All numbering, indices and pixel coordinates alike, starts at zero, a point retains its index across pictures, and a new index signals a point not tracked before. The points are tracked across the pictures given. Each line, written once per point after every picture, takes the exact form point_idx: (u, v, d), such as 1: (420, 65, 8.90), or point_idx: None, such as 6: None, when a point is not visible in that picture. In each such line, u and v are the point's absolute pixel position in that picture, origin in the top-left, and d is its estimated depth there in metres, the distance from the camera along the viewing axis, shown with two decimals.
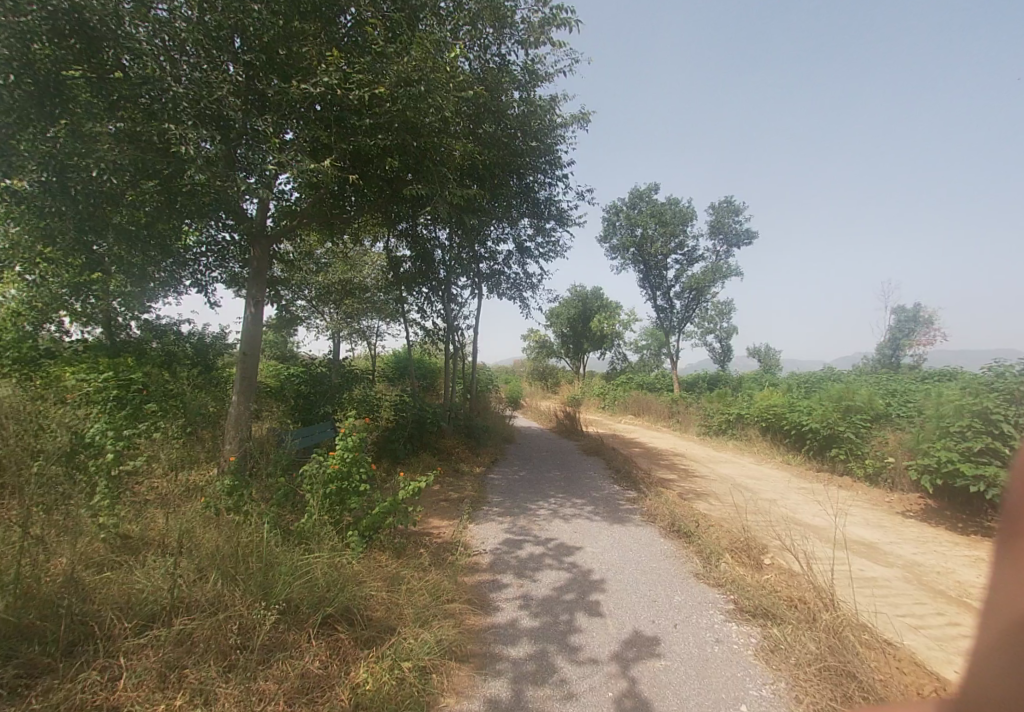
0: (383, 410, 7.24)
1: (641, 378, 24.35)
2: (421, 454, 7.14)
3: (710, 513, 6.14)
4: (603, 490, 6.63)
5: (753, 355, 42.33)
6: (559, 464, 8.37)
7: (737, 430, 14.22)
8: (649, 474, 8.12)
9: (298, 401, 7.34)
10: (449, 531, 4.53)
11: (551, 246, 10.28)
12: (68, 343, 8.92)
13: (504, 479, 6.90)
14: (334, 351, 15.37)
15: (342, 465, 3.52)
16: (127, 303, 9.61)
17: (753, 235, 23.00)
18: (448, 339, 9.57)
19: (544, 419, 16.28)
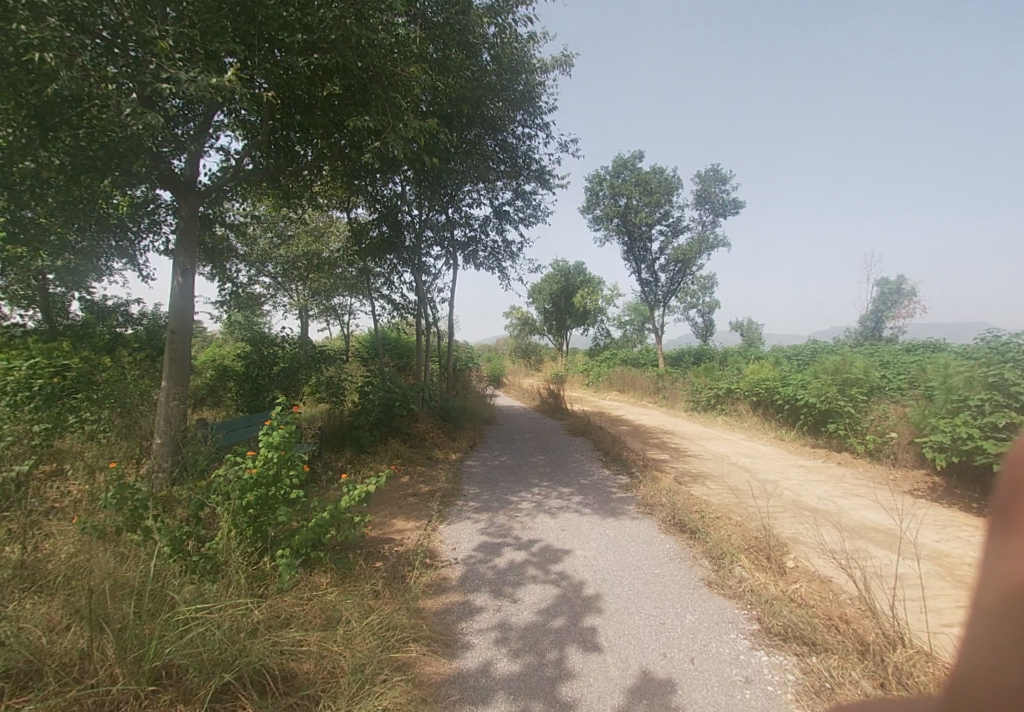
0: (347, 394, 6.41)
1: (626, 353, 23.90)
2: (391, 440, 6.36)
3: (713, 500, 5.58)
4: (594, 477, 6.01)
5: (736, 328, 42.47)
6: (544, 447, 7.74)
7: (725, 405, 13.86)
8: (641, 455, 7.55)
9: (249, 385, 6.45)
10: (414, 536, 3.81)
11: (532, 211, 9.42)
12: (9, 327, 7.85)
13: (484, 467, 6.21)
14: (303, 330, 14.36)
15: (265, 467, 2.70)
16: (70, 282, 8.47)
17: (740, 206, 22.40)
18: (420, 312, 8.70)
19: (527, 397, 15.69)
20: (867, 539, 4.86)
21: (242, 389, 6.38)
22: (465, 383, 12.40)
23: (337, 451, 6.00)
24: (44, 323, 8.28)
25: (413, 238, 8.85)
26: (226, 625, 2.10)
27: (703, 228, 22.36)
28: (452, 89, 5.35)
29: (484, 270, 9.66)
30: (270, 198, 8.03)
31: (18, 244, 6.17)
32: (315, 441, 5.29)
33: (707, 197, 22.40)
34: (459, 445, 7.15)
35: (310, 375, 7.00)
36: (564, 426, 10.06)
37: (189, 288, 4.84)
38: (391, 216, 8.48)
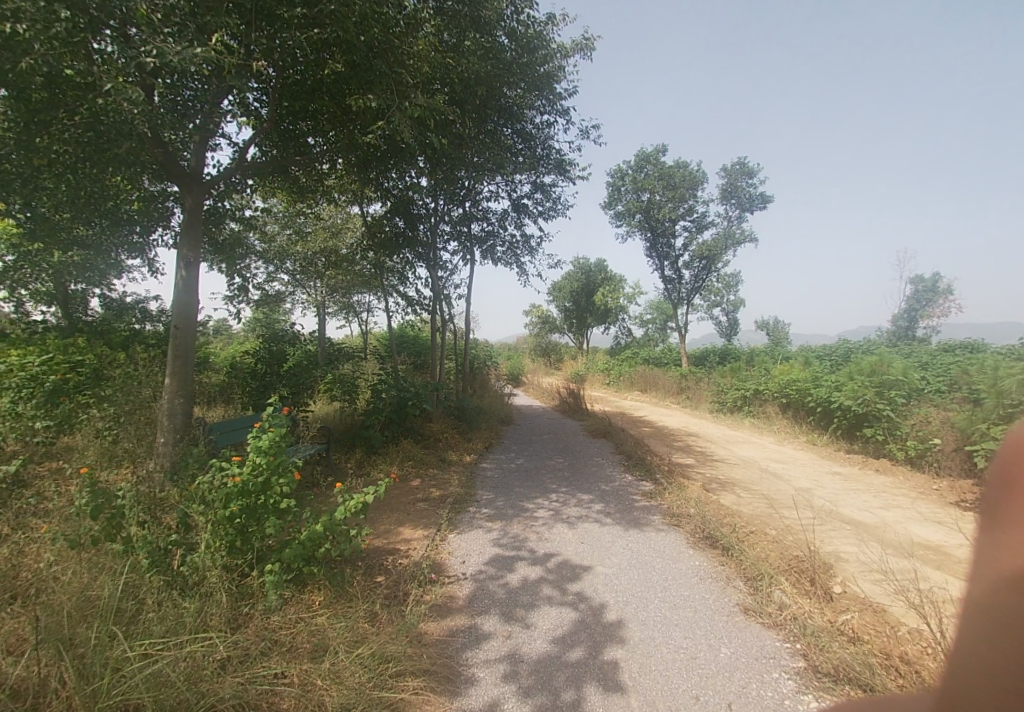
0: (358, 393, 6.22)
1: (648, 352, 23.29)
2: (402, 441, 6.09)
3: (745, 511, 5.15)
4: (615, 483, 5.65)
5: (761, 327, 41.20)
6: (562, 449, 7.40)
7: (752, 407, 13.25)
8: (665, 460, 7.14)
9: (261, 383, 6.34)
10: (421, 547, 3.55)
11: (552, 204, 9.10)
12: (34, 323, 7.97)
13: (499, 470, 5.91)
14: (322, 327, 14.37)
15: (251, 477, 2.51)
16: (93, 279, 8.56)
17: (768, 199, 21.56)
18: (435, 308, 8.44)
19: (546, 397, 15.33)
20: (919, 558, 4.39)
21: (249, 385, 6.17)
22: (481, 382, 12.13)
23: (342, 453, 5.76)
24: (66, 320, 8.33)
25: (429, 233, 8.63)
26: (188, 665, 1.92)
27: (729, 223, 21.60)
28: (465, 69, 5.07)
29: (502, 265, 9.36)
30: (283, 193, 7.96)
31: (37, 240, 6.20)
32: (321, 440, 5.10)
33: (733, 190, 21.62)
34: (474, 446, 6.86)
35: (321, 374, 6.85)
36: (584, 428, 9.68)
37: (193, 282, 4.75)
38: (405, 210, 8.27)
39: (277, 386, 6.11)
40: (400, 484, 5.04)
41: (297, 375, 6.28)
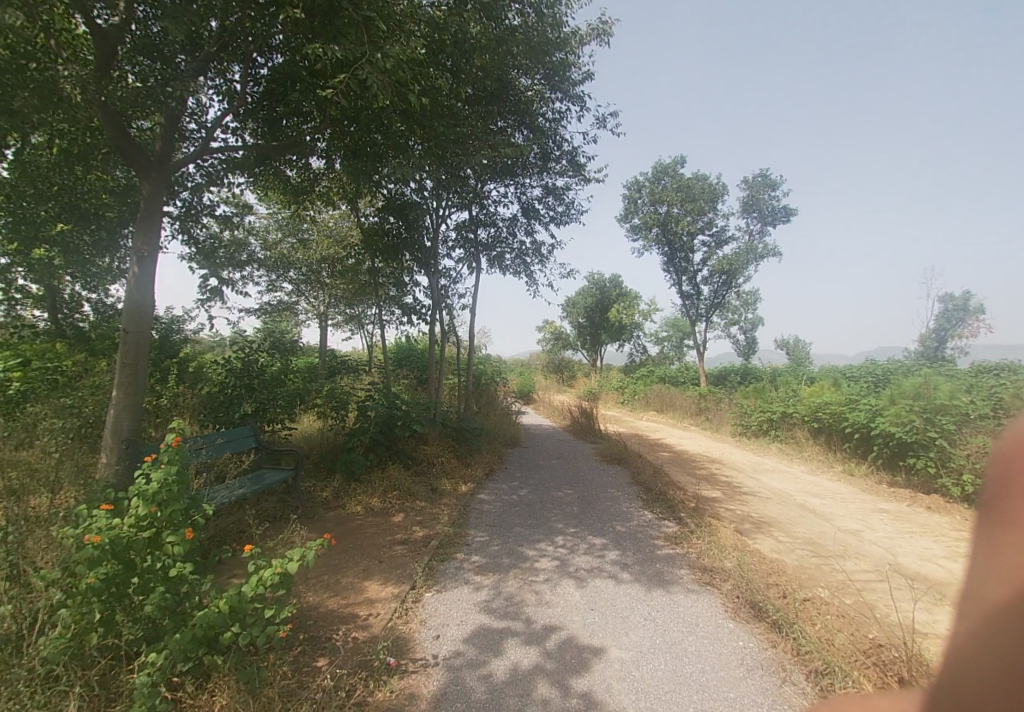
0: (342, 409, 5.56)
1: (664, 370, 22.36)
2: (389, 467, 5.34)
3: (791, 565, 4.27)
4: (633, 524, 4.81)
5: (780, 345, 39.98)
6: (572, 477, 6.58)
7: (780, 431, 12.22)
8: (688, 493, 6.28)
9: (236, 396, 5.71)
10: (386, 614, 2.81)
11: (564, 209, 8.48)
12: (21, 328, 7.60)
13: (498, 503, 5.12)
14: (326, 338, 13.90)
15: (126, 532, 1.90)
16: (87, 284, 8.22)
17: (791, 213, 20.74)
18: (434, 317, 7.76)
19: (557, 416, 14.49)
20: None
21: (213, 393, 5.41)
22: (488, 399, 11.39)
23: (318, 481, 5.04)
24: (55, 326, 7.93)
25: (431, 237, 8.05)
26: None
27: (749, 237, 20.81)
28: (459, 33, 4.42)
29: (510, 274, 8.69)
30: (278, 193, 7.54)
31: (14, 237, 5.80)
32: (289, 466, 4.41)
33: (754, 202, 20.84)
34: (473, 471, 6.08)
35: (305, 387, 6.22)
36: (597, 451, 8.84)
37: (147, 280, 4.24)
38: (404, 213, 7.73)
39: (247, 400, 5.40)
40: (380, 521, 4.29)
41: (276, 390, 5.64)
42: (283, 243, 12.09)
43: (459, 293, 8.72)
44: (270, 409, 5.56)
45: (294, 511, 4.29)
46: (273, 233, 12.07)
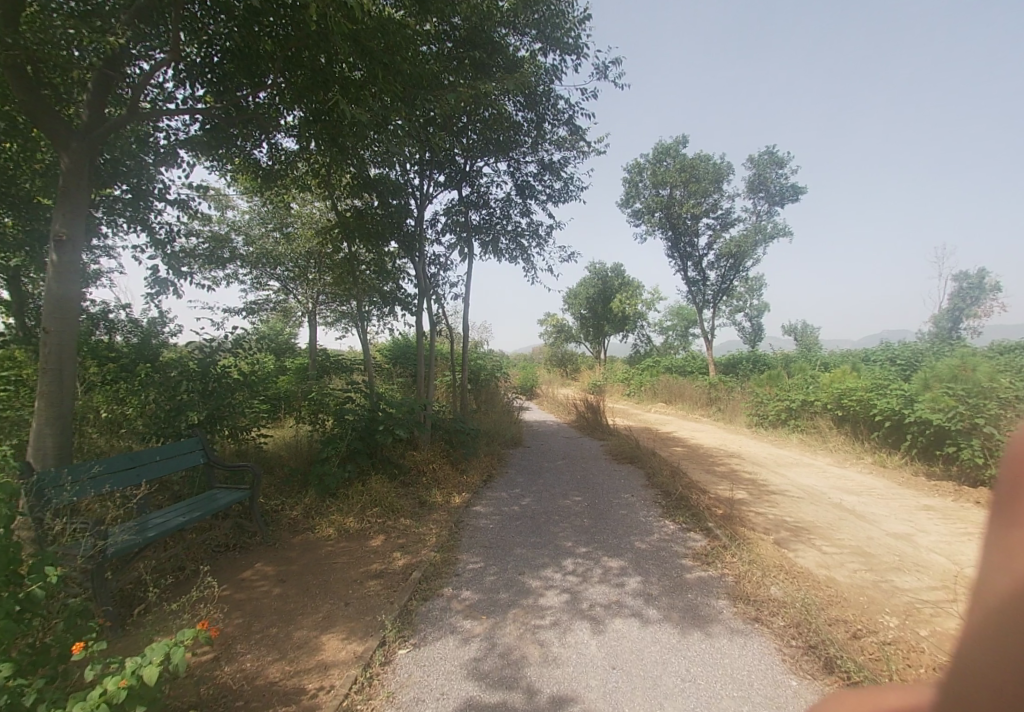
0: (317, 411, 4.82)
1: (670, 360, 21.62)
2: (370, 479, 4.66)
3: (847, 589, 3.56)
4: (655, 541, 4.11)
5: (788, 331, 39.07)
6: (581, 481, 5.88)
7: (800, 421, 11.47)
8: (712, 496, 5.57)
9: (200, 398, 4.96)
10: (342, 688, 2.14)
11: (562, 187, 7.74)
12: None
13: (496, 517, 4.43)
14: (317, 337, 13.23)
15: None
16: None
17: (800, 192, 19.87)
18: (422, 307, 7.02)
19: (561, 411, 13.79)
20: None
21: (160, 400, 4.67)
22: (487, 395, 10.68)
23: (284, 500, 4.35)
24: None
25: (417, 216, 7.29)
26: None
27: (757, 218, 19.96)
28: None
29: (507, 259, 7.94)
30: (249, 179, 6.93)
31: None
32: (245, 483, 3.75)
33: (762, 182, 19.98)
34: (469, 479, 5.39)
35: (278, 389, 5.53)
36: (606, 449, 8.14)
37: (70, 270, 3.51)
38: (383, 190, 7.00)
39: (194, 408, 4.69)
40: (355, 547, 3.62)
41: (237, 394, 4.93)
42: (269, 238, 11.50)
43: (449, 282, 7.99)
44: (227, 413, 4.90)
45: (251, 539, 3.64)
46: (259, 231, 11.40)
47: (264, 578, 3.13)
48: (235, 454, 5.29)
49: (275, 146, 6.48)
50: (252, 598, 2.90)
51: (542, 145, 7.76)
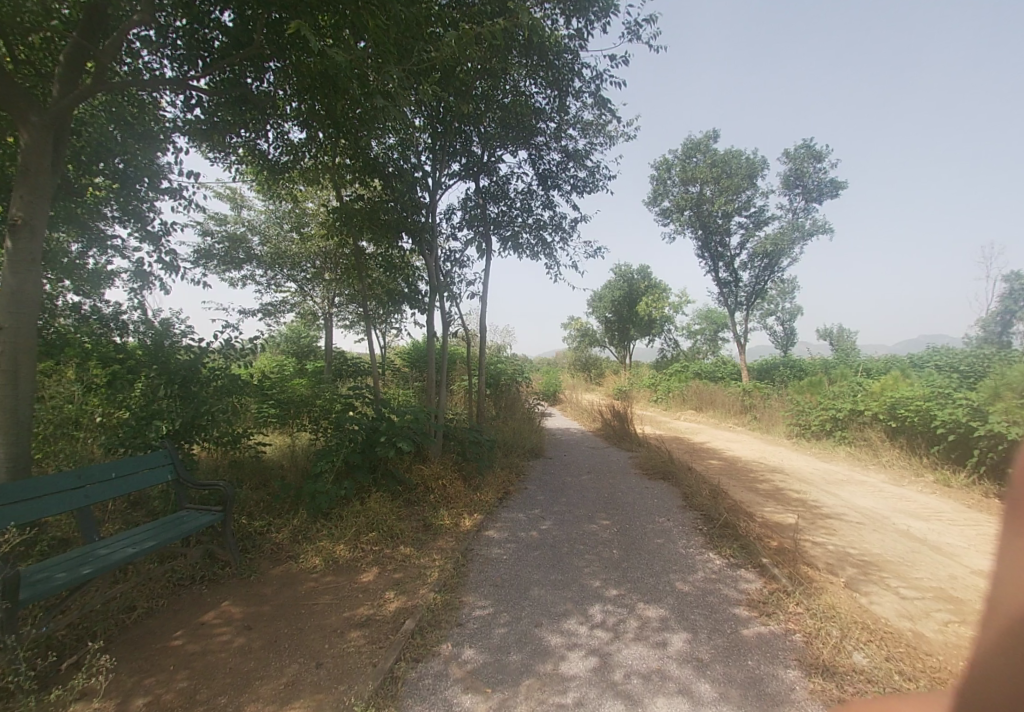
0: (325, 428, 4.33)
1: (699, 365, 20.56)
2: (369, 498, 4.11)
3: (953, 656, 2.80)
4: (700, 582, 3.42)
5: (822, 335, 37.22)
6: (608, 501, 5.20)
7: (847, 432, 10.45)
8: (762, 522, 4.81)
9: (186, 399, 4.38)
10: None
11: (588, 176, 7.13)
12: None
13: (511, 545, 3.82)
14: (333, 340, 12.89)
15: None
16: None
17: (838, 186, 18.70)
18: (434, 304, 6.42)
19: (585, 418, 13.05)
20: None
21: (136, 406, 4.24)
22: (506, 401, 10.09)
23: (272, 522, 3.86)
24: None
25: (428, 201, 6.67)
26: None
27: (793, 215, 18.87)
28: None
29: (528, 254, 7.33)
30: (255, 171, 6.70)
31: None
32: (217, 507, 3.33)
33: (797, 176, 18.90)
34: (482, 497, 4.79)
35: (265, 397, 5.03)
36: (634, 462, 7.43)
37: (27, 259, 3.16)
38: (393, 176, 6.48)
39: (170, 417, 4.23)
40: (342, 584, 3.08)
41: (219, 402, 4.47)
42: (285, 239, 11.31)
43: (466, 279, 7.43)
44: (208, 423, 4.43)
45: (223, 571, 3.22)
46: (274, 231, 11.46)
47: (227, 628, 2.64)
48: (227, 466, 4.83)
49: (283, 137, 6.18)
50: (207, 654, 2.42)
51: (566, 132, 7.21)
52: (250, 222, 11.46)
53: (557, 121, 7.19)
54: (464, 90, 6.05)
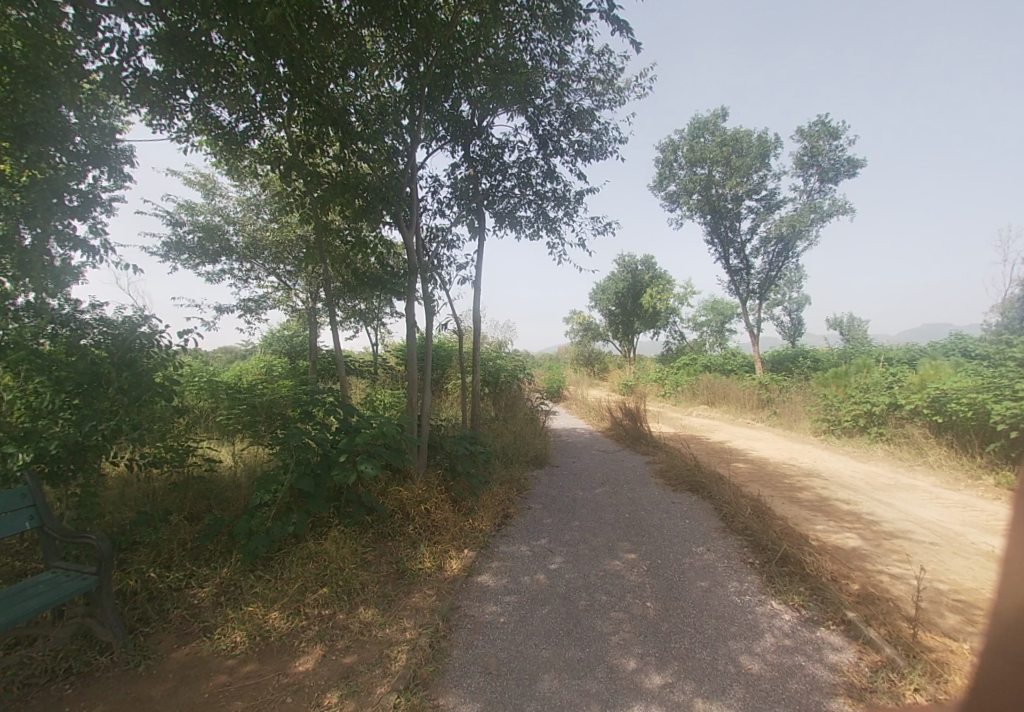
0: (275, 449, 3.32)
1: (708, 358, 19.51)
2: (326, 536, 3.17)
3: None
4: (772, 656, 2.45)
5: (832, 325, 36.04)
6: (630, 525, 4.25)
7: (883, 428, 9.45)
8: (826, 552, 3.84)
9: (72, 409, 3.19)
10: None
11: (594, 140, 6.13)
12: None
13: (511, 599, 2.86)
14: (319, 338, 11.91)
15: None
16: None
17: (857, 165, 17.60)
18: (419, 290, 5.40)
19: (591, 418, 12.07)
20: None
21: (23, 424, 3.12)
22: (506, 403, 9.14)
23: (194, 573, 2.94)
24: None
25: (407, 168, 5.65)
26: None
27: (808, 197, 17.78)
28: None
29: (528, 233, 6.32)
30: (211, 143, 5.78)
31: None
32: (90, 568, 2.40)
33: (812, 156, 17.82)
34: (476, 526, 3.83)
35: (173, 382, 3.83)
36: (654, 469, 6.46)
37: None
38: (364, 128, 5.30)
39: (46, 441, 3.01)
40: (266, 682, 2.13)
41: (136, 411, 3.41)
42: (262, 227, 10.37)
43: (457, 264, 6.42)
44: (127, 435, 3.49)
45: (101, 658, 2.31)
46: (250, 219, 10.54)
47: None
48: (163, 488, 3.92)
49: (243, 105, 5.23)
50: None
51: (567, 91, 6.24)
52: (224, 210, 10.54)
53: (557, 78, 6.19)
54: (449, 28, 4.98)
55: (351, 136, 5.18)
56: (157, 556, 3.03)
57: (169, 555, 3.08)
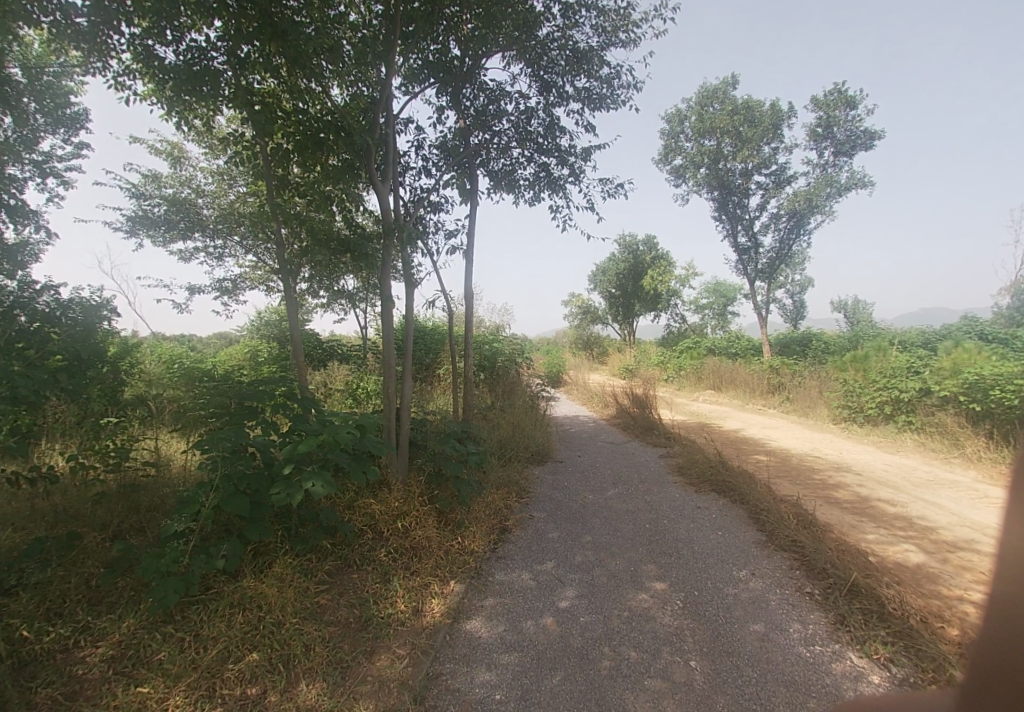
0: (203, 460, 2.53)
1: (713, 340, 18.75)
2: (269, 572, 2.43)
3: None
4: None
5: (836, 308, 35.21)
6: (653, 540, 3.53)
7: (910, 416, 8.75)
8: (894, 575, 3.14)
9: None
10: None
11: (604, 86, 5.26)
12: None
13: (510, 660, 2.14)
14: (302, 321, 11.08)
15: None
16: None
17: (875, 136, 16.56)
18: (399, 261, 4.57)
19: (594, 405, 11.32)
20: None
21: None
22: (504, 390, 8.38)
23: (89, 627, 2.19)
24: None
25: (385, 116, 4.77)
26: None
27: (822, 171, 16.80)
28: None
29: (528, 196, 5.48)
30: (156, 91, 4.75)
31: None
32: None
33: (827, 127, 16.78)
34: (466, 546, 3.11)
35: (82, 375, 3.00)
36: (670, 465, 5.76)
37: None
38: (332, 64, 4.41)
39: None
40: None
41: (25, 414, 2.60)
42: (234, 200, 9.44)
43: (446, 233, 5.59)
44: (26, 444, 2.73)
45: None
46: (223, 190, 9.62)
47: None
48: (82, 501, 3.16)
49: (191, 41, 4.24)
50: None
51: (573, 28, 5.35)
52: (194, 182, 9.60)
53: (561, 11, 5.26)
54: None
55: (317, 77, 4.32)
56: (44, 601, 2.28)
57: (63, 599, 2.34)
